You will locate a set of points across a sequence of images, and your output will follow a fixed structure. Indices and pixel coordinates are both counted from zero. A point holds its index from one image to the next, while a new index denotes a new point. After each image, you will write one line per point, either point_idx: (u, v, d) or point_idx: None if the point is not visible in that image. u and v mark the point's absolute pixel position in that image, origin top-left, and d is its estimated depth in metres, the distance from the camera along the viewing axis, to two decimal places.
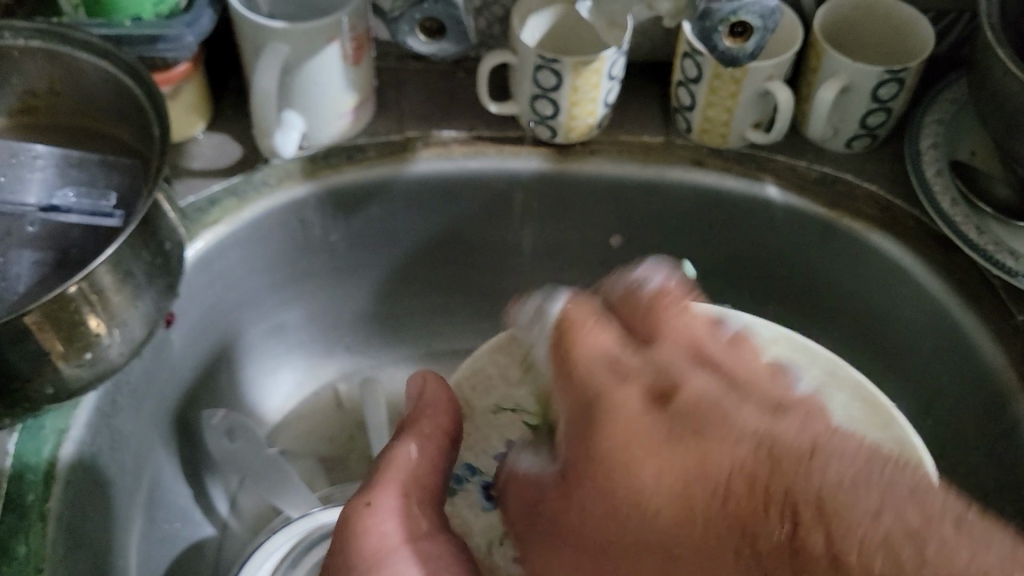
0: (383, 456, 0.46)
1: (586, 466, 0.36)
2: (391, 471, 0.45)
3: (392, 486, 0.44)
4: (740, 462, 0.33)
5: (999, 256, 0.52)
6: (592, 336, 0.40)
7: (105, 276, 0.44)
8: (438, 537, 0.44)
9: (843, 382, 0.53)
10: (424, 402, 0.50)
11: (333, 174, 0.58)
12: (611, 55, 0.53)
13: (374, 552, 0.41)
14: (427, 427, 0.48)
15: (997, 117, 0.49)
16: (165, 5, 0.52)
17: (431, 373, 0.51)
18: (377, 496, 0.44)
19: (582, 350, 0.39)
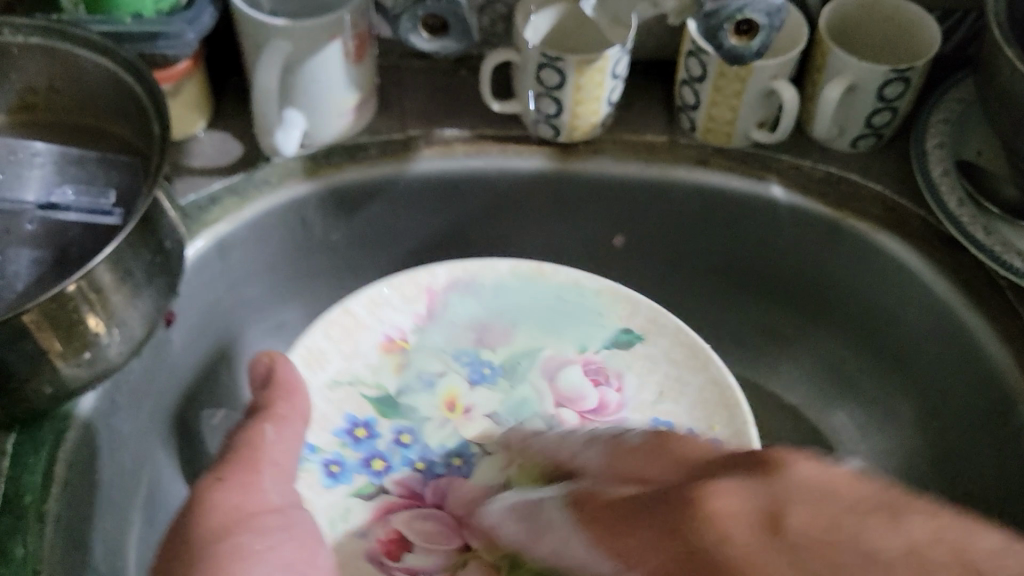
0: (243, 437, 0.46)
1: (675, 477, 0.29)
2: (247, 451, 0.45)
3: (247, 463, 0.45)
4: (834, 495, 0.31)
5: (1006, 257, 0.51)
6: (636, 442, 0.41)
7: (104, 275, 0.43)
8: (289, 514, 0.45)
9: (662, 329, 0.57)
10: (273, 380, 0.50)
11: (335, 172, 0.58)
12: (615, 53, 0.52)
13: (227, 520, 0.41)
14: (284, 408, 0.48)
15: (1005, 117, 0.49)
16: (165, 2, 0.51)
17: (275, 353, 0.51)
18: (229, 474, 0.44)
19: (634, 452, 0.40)
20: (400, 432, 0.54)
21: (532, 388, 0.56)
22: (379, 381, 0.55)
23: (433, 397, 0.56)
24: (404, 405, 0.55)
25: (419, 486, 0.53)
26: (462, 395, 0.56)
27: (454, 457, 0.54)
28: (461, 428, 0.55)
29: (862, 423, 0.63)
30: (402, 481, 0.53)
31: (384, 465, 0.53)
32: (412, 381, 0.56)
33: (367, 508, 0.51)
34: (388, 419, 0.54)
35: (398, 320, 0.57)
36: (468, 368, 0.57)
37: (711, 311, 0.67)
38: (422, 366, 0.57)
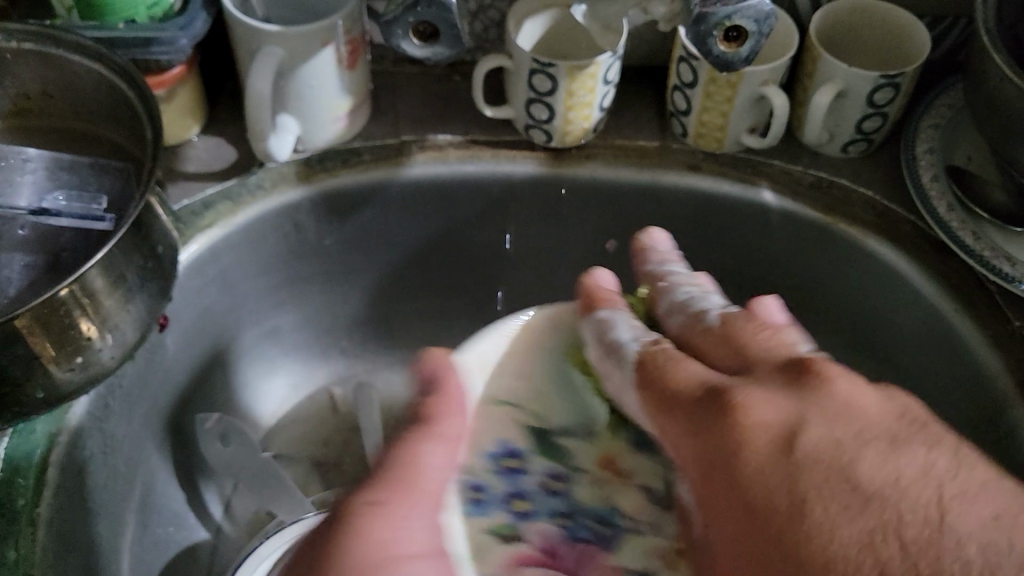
0: (398, 453, 0.42)
1: (705, 416, 0.40)
2: (406, 471, 0.41)
3: (403, 491, 0.40)
4: (813, 472, 0.35)
5: (996, 262, 0.52)
6: (689, 368, 0.43)
7: (96, 280, 0.44)
8: (437, 558, 0.40)
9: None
10: (440, 387, 0.46)
11: (328, 178, 0.58)
12: (606, 59, 0.53)
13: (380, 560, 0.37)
14: (448, 426, 0.44)
15: (994, 122, 0.49)
16: (158, 8, 0.52)
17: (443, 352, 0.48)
18: (386, 499, 0.39)
19: (671, 369, 0.44)
20: (548, 476, 0.52)
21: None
22: (546, 414, 0.52)
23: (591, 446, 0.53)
24: (562, 447, 0.53)
25: (558, 543, 0.50)
26: (624, 456, 0.53)
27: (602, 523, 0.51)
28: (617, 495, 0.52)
29: None
30: (543, 530, 0.50)
31: (526, 507, 0.50)
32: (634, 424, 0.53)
33: (502, 553, 0.48)
34: (544, 461, 0.52)
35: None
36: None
37: None
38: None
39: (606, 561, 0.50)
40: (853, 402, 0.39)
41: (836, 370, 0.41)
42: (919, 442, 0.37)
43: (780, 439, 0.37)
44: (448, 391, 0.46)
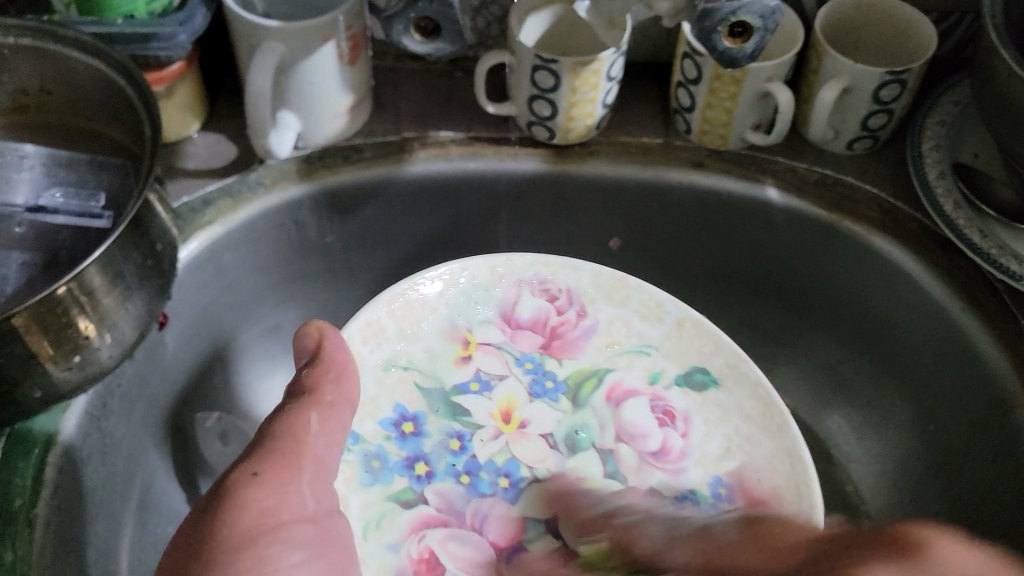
0: (279, 422, 0.43)
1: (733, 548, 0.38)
2: (291, 445, 0.42)
3: (284, 463, 0.41)
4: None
5: (1003, 260, 0.51)
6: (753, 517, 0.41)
7: (95, 277, 0.43)
8: (320, 524, 0.42)
9: (740, 379, 0.55)
10: (319, 359, 0.45)
11: (329, 174, 0.58)
12: (610, 55, 0.52)
13: (251, 531, 0.39)
14: (331, 395, 0.44)
15: (1001, 120, 0.49)
16: (157, 3, 0.51)
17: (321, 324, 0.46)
18: (266, 468, 0.41)
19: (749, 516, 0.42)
20: (451, 436, 0.54)
21: (595, 415, 0.55)
22: (434, 369, 0.55)
23: (489, 402, 0.55)
24: (458, 406, 0.55)
25: (461, 502, 0.52)
26: (521, 407, 0.56)
27: (503, 478, 0.53)
28: (515, 444, 0.54)
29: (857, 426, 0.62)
30: (443, 492, 0.52)
31: (426, 470, 0.53)
32: (469, 379, 0.56)
33: (405, 518, 0.51)
34: (438, 417, 0.54)
35: (463, 310, 0.57)
36: (530, 377, 0.56)
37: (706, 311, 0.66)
38: (483, 364, 0.56)
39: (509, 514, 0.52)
40: None
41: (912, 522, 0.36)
42: None
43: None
44: (330, 359, 0.45)
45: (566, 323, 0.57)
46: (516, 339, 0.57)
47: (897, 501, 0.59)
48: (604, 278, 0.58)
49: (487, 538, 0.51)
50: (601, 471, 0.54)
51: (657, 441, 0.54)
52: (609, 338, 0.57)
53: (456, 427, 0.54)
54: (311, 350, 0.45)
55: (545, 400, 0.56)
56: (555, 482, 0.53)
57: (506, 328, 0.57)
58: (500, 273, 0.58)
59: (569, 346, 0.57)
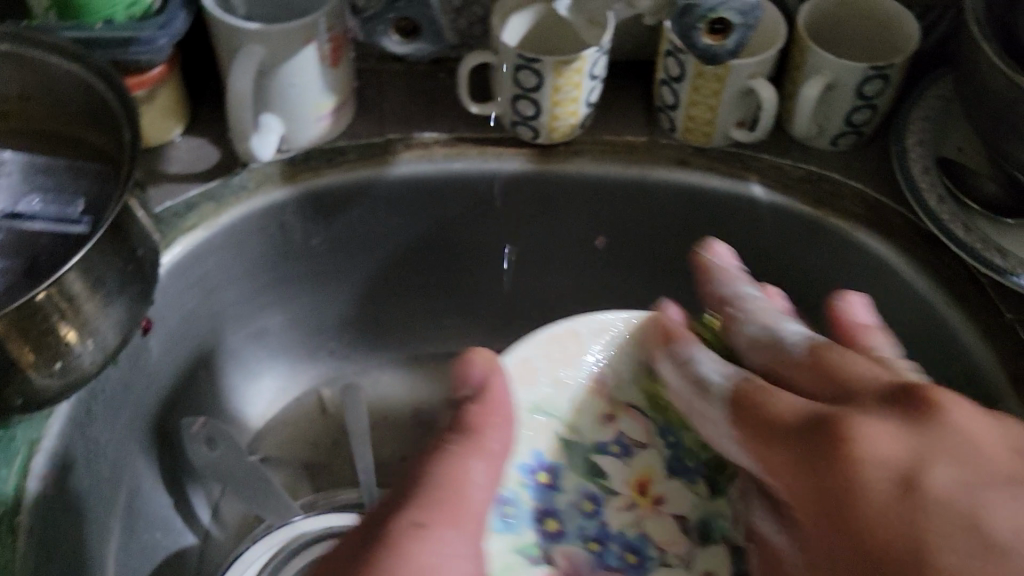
0: (442, 472, 0.41)
1: (836, 382, 0.44)
2: (452, 493, 0.40)
3: (449, 519, 0.39)
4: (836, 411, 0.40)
5: (987, 255, 0.51)
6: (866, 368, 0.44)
7: (75, 283, 0.43)
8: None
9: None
10: (485, 396, 0.44)
11: (312, 177, 0.58)
12: (593, 54, 0.52)
13: None
14: (495, 442, 0.43)
15: (984, 114, 0.49)
16: (137, 7, 0.51)
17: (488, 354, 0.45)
18: (432, 521, 0.38)
19: (826, 352, 0.46)
20: (586, 497, 0.54)
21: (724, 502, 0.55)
22: (576, 424, 0.54)
23: (627, 469, 0.55)
24: (597, 466, 0.55)
25: (586, 567, 0.52)
26: (657, 481, 0.55)
27: (593, 541, 0.53)
28: (646, 520, 0.55)
29: None
30: (570, 554, 0.52)
31: (559, 527, 0.53)
32: (608, 440, 0.55)
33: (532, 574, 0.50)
34: (577, 477, 0.54)
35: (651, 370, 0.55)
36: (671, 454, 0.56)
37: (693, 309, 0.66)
38: (625, 428, 0.55)
39: None
40: (968, 431, 0.37)
41: (944, 392, 0.39)
42: (949, 443, 0.37)
43: (900, 469, 0.36)
44: (495, 399, 0.44)
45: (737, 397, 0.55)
46: None
47: None
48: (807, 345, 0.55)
49: None
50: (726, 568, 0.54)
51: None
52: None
53: (592, 487, 0.54)
54: (487, 378, 0.45)
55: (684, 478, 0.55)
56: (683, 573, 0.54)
57: None
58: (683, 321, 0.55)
59: None
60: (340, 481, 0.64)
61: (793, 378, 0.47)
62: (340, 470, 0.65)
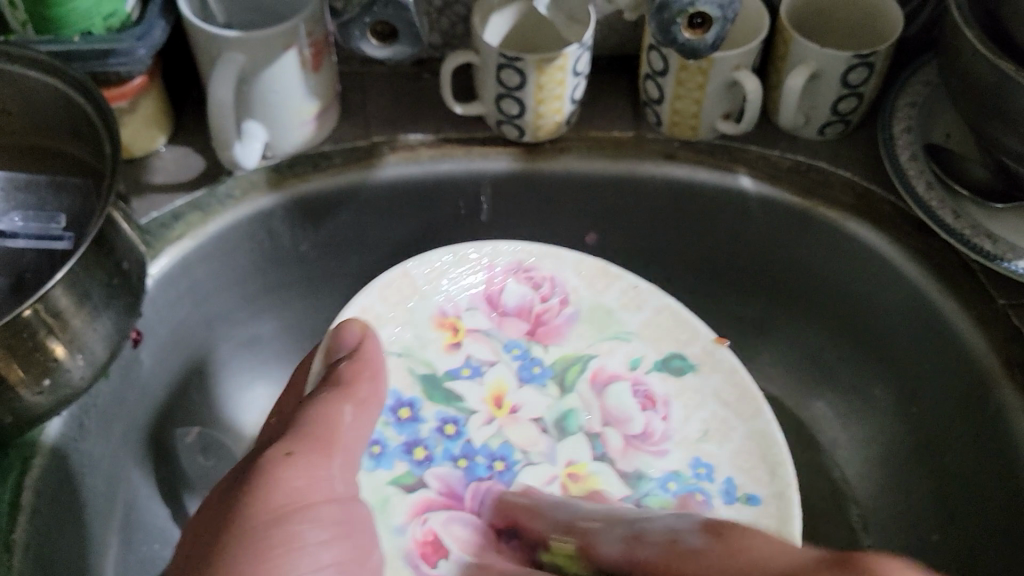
0: (315, 413, 0.43)
1: (730, 560, 0.38)
2: (326, 432, 0.43)
3: (319, 448, 0.42)
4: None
5: (976, 241, 0.51)
6: (763, 545, 0.37)
7: (61, 299, 0.43)
8: (350, 508, 0.42)
9: (717, 363, 0.55)
10: (360, 354, 0.47)
11: (299, 183, 0.58)
12: (575, 51, 0.52)
13: (278, 510, 0.39)
14: (365, 391, 0.46)
15: (969, 99, 0.48)
16: (115, 18, 0.50)
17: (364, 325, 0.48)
18: (299, 448, 0.41)
19: (733, 531, 0.40)
20: (445, 421, 0.54)
21: (581, 399, 0.55)
22: (428, 358, 0.55)
23: (480, 389, 0.55)
24: (451, 392, 0.55)
25: (460, 486, 0.52)
26: (510, 393, 0.55)
27: (499, 461, 0.53)
28: (508, 428, 0.54)
29: (842, 410, 0.62)
30: (444, 475, 0.52)
31: (425, 454, 0.52)
32: (460, 364, 0.55)
33: (407, 502, 0.51)
34: (435, 404, 0.54)
35: (455, 296, 0.57)
36: (518, 365, 0.56)
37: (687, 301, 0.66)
38: (472, 350, 0.56)
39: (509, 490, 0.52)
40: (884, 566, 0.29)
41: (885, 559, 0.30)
42: None
43: None
44: (368, 356, 0.47)
45: (550, 310, 0.57)
46: (503, 325, 0.57)
47: (886, 485, 0.59)
48: (589, 266, 0.58)
49: (487, 519, 0.51)
50: (589, 455, 0.54)
51: (643, 423, 0.54)
52: (601, 309, 0.57)
53: (450, 411, 0.54)
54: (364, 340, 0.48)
55: (534, 389, 0.56)
56: (549, 470, 0.53)
57: (495, 316, 0.57)
58: (482, 262, 0.57)
59: (554, 333, 0.57)
60: None
61: (682, 563, 0.41)
62: None
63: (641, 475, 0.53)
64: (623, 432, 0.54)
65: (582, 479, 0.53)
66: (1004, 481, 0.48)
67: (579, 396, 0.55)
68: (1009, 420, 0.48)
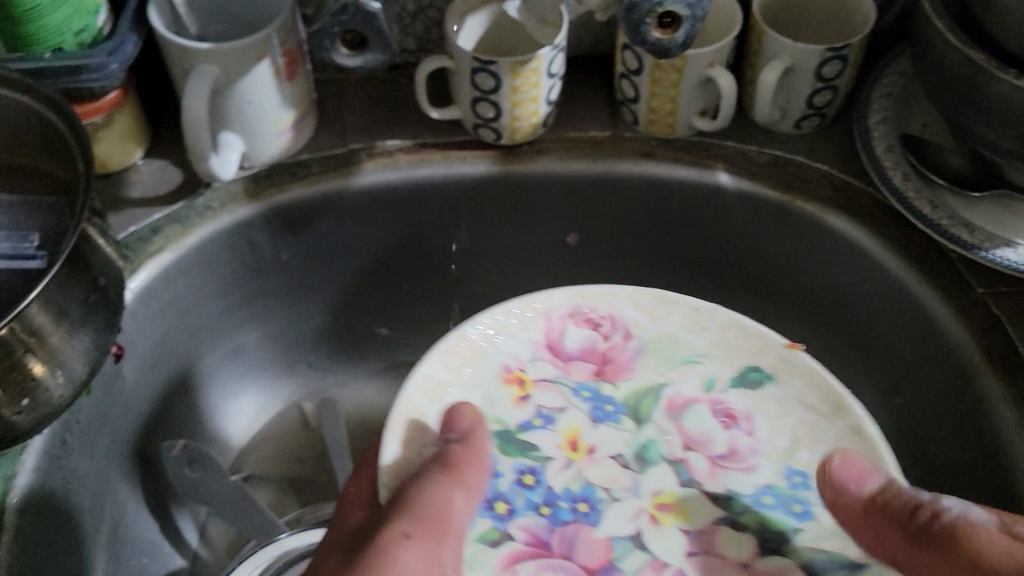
0: (428, 495, 0.41)
1: None
2: (438, 515, 0.41)
3: (432, 535, 0.40)
4: None
5: (954, 231, 0.51)
6: None
7: (37, 316, 0.43)
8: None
9: (796, 368, 0.50)
10: (471, 439, 0.45)
11: (277, 193, 0.57)
12: (548, 53, 0.52)
13: None
14: (473, 478, 0.44)
15: (944, 90, 0.48)
16: (86, 34, 0.50)
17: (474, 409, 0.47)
18: (417, 531, 0.40)
19: None
20: (523, 473, 0.48)
21: (658, 429, 0.50)
22: (497, 415, 0.50)
23: (554, 434, 0.50)
24: (526, 443, 0.49)
25: (545, 533, 0.47)
26: (585, 434, 0.50)
27: (581, 503, 0.48)
28: (587, 470, 0.49)
29: None
30: (528, 526, 0.47)
31: (508, 508, 0.47)
32: (530, 416, 0.50)
33: (496, 557, 0.45)
34: (510, 459, 0.49)
35: (517, 348, 0.52)
36: (590, 405, 0.51)
37: None
38: (542, 400, 0.51)
39: (596, 536, 0.47)
40: None
41: None
42: None
43: None
44: (478, 442, 0.45)
45: (615, 347, 0.52)
46: (569, 370, 0.52)
47: None
48: (645, 295, 0.53)
49: (579, 563, 0.46)
50: (677, 481, 0.49)
51: (725, 442, 0.49)
52: (665, 336, 0.52)
53: (527, 462, 0.49)
54: (474, 426, 0.46)
55: (609, 424, 0.50)
56: (634, 503, 0.48)
57: (558, 360, 0.52)
58: (537, 310, 0.52)
59: (621, 369, 0.52)
60: (326, 495, 0.64)
61: None
62: (326, 484, 0.65)
63: (734, 494, 0.48)
64: (707, 455, 0.49)
65: (671, 506, 0.48)
66: (986, 470, 0.48)
67: (654, 424, 0.50)
68: (990, 409, 0.48)
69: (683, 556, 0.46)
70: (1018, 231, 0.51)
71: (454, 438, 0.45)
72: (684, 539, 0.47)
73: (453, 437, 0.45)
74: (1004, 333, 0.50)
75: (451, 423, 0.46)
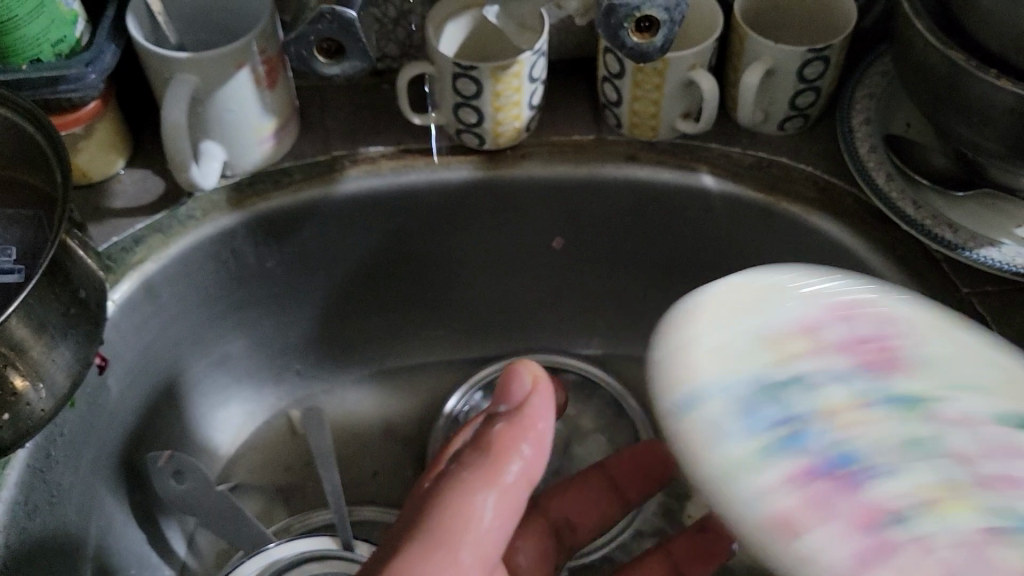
0: (455, 493, 0.41)
1: None
2: (458, 520, 0.40)
3: (451, 550, 0.39)
4: None
5: (938, 231, 0.51)
6: None
7: (16, 329, 0.43)
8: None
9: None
10: (520, 415, 0.43)
11: (260, 201, 0.57)
12: (529, 57, 0.51)
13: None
14: (507, 474, 0.42)
15: (924, 90, 0.47)
16: (64, 44, 0.50)
17: (541, 371, 0.45)
18: (425, 557, 0.38)
19: None
20: (782, 420, 0.38)
21: (942, 419, 0.38)
22: (760, 357, 0.40)
23: (824, 390, 0.38)
24: (796, 381, 0.39)
25: (821, 468, 0.36)
26: (852, 409, 0.38)
27: (858, 462, 0.36)
28: (863, 423, 0.37)
29: None
30: (829, 453, 0.37)
31: (806, 426, 0.37)
32: (808, 368, 0.39)
33: (773, 474, 0.36)
34: (801, 407, 0.38)
35: (804, 308, 0.42)
36: (862, 381, 0.39)
37: (658, 303, 0.66)
38: (818, 363, 0.39)
39: (868, 495, 0.36)
40: None
41: None
42: None
43: None
44: (530, 426, 0.43)
45: (888, 344, 0.40)
46: (851, 355, 0.40)
47: None
48: (870, 284, 0.43)
49: (877, 535, 0.35)
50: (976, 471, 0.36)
51: (1006, 444, 0.37)
52: (943, 356, 0.40)
53: (788, 407, 0.38)
54: (534, 390, 0.44)
55: (886, 409, 0.38)
56: (940, 482, 0.36)
57: (836, 309, 0.42)
58: (780, 279, 0.43)
59: (896, 364, 0.40)
60: (314, 503, 0.64)
61: None
62: (314, 492, 0.64)
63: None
64: (974, 469, 0.36)
65: (948, 499, 0.35)
66: None
67: (935, 422, 0.38)
68: None
69: (979, 535, 0.34)
70: (1002, 230, 0.51)
71: (505, 409, 0.44)
72: (957, 535, 0.35)
73: (505, 407, 0.44)
74: (989, 333, 0.49)
75: (513, 385, 0.45)
